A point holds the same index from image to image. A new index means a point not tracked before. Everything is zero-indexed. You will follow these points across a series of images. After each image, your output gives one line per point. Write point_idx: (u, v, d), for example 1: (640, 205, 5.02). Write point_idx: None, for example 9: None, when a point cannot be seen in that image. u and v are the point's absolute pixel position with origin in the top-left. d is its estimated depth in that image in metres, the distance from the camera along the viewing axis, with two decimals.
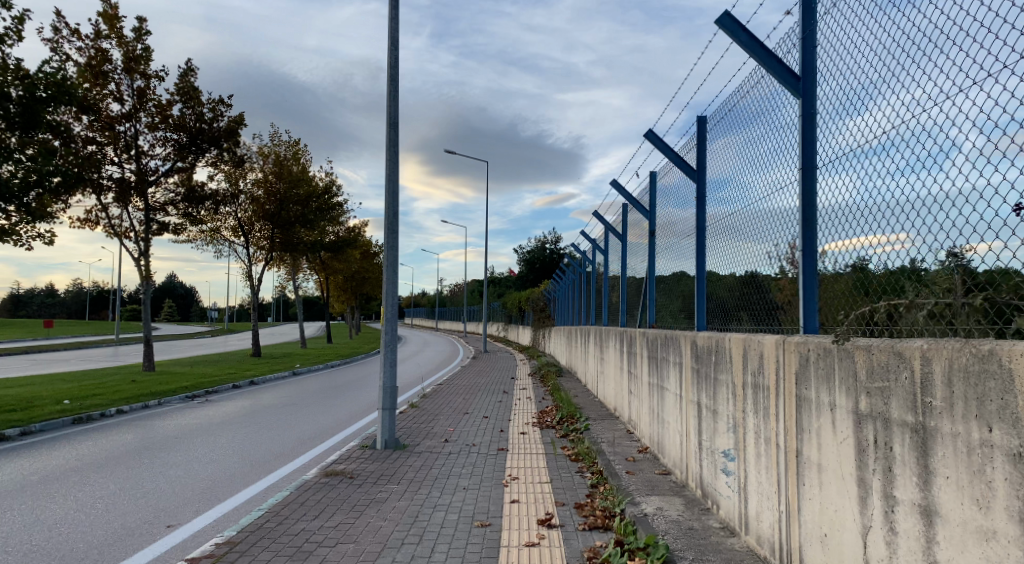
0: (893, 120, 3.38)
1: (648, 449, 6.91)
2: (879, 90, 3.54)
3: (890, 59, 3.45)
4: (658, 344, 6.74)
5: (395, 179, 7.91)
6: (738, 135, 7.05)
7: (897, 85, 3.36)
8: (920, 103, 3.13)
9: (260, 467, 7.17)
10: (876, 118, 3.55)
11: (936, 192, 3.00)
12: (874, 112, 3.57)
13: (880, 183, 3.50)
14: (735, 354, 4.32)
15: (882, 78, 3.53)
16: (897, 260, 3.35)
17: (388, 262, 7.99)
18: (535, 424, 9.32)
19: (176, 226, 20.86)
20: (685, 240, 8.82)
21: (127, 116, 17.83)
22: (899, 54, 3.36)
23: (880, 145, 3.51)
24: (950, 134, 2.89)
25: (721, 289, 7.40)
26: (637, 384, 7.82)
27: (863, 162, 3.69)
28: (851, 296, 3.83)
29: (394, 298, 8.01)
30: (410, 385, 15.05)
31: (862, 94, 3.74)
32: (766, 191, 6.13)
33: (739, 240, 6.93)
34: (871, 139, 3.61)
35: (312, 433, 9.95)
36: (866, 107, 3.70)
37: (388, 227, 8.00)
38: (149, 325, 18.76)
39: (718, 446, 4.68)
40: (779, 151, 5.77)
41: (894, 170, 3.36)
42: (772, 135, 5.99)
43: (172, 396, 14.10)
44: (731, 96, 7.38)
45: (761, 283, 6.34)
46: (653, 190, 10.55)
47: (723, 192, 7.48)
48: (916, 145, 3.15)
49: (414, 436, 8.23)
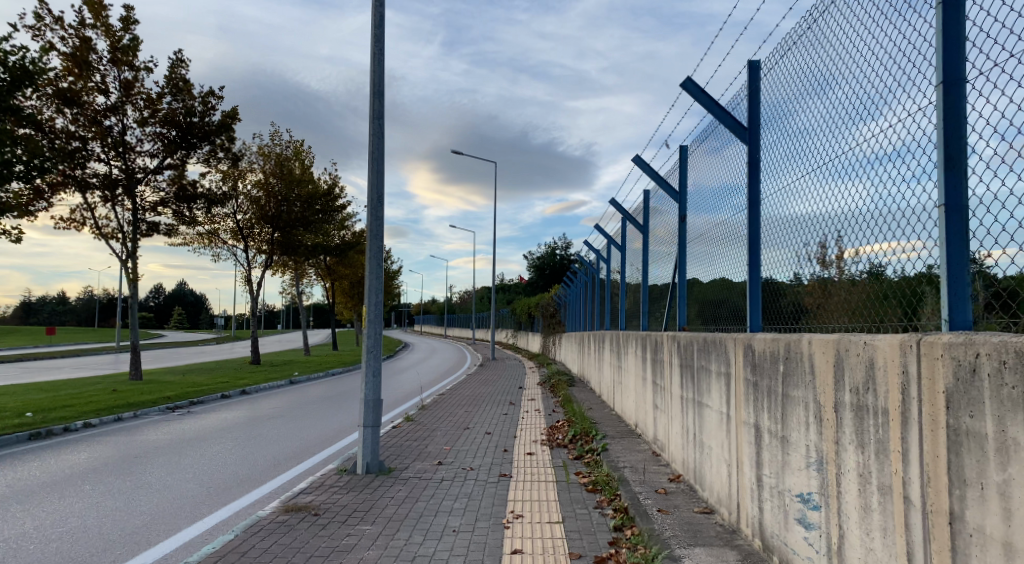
0: (913, 126, 3.19)
1: (681, 478, 5.70)
2: (905, 93, 3.31)
3: (910, 64, 3.27)
4: (690, 349, 5.62)
5: (378, 157, 6.76)
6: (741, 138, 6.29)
7: (920, 87, 3.17)
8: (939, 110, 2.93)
9: (217, 496, 6.04)
10: (898, 124, 3.36)
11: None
12: (896, 116, 3.40)
13: (901, 188, 3.34)
14: (818, 364, 3.15)
15: (909, 78, 3.27)
16: (918, 263, 3.16)
17: (370, 254, 6.78)
18: (544, 441, 8.12)
19: (167, 226, 19.96)
20: (708, 234, 7.64)
21: (113, 110, 17.06)
22: (924, 60, 3.15)
23: (904, 150, 3.29)
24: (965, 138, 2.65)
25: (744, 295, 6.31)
26: (665, 397, 6.64)
27: (891, 165, 3.47)
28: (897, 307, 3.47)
29: (378, 297, 6.81)
30: (407, 396, 13.88)
31: (888, 100, 3.52)
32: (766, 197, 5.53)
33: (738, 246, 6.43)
34: (890, 144, 3.50)
35: (291, 450, 8.80)
36: (888, 112, 3.52)
37: (371, 214, 6.82)
38: (136, 331, 17.71)
39: (788, 488, 3.47)
40: (776, 160, 5.32)
41: (915, 174, 3.16)
42: (766, 143, 5.54)
43: (152, 407, 12.99)
44: None
45: (774, 288, 5.34)
46: (667, 182, 9.35)
47: (736, 196, 6.53)
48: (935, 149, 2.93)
49: (403, 458, 7.04)
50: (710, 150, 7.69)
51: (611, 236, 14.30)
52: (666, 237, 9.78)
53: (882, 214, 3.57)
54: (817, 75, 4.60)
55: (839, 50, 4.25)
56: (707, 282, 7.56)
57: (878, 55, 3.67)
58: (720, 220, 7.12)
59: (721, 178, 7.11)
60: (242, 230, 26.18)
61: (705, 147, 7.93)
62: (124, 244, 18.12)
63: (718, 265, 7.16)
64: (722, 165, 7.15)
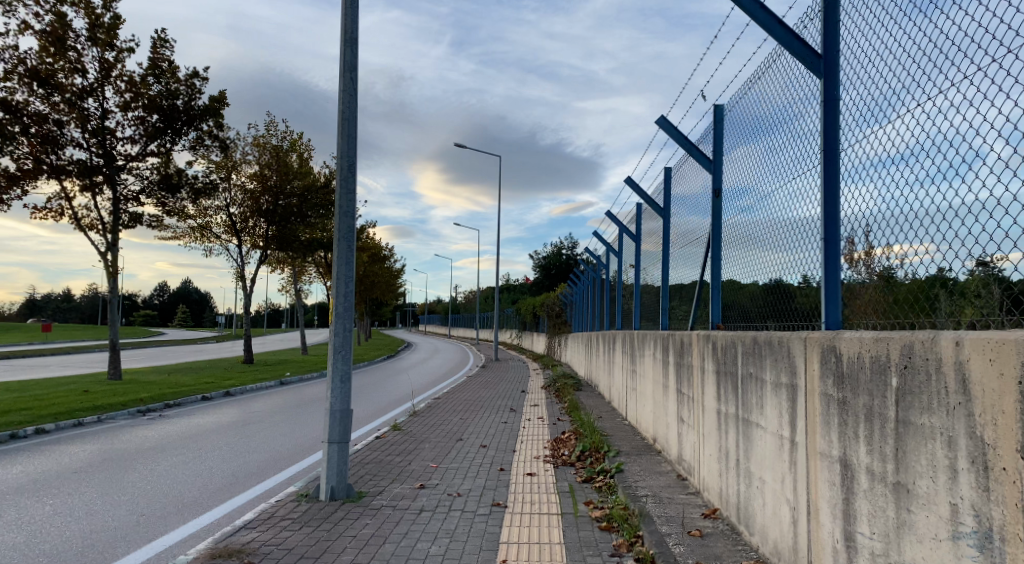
0: (913, 130, 3.00)
1: (717, 513, 4.56)
2: (901, 96, 3.14)
3: (908, 65, 3.08)
4: (730, 353, 4.49)
5: (348, 119, 5.73)
6: (762, 136, 6.01)
7: (919, 88, 2.98)
8: (942, 110, 2.77)
9: (144, 530, 4.87)
10: (894, 126, 3.19)
11: (965, 203, 2.62)
12: (893, 119, 3.20)
13: (897, 192, 3.16)
14: (979, 380, 1.97)
15: (907, 80, 3.08)
16: (921, 271, 2.98)
17: (339, 238, 5.62)
18: (548, 457, 7.00)
19: (151, 218, 19.04)
20: (732, 230, 6.70)
21: (90, 91, 16.41)
22: (925, 59, 2.95)
23: (900, 153, 3.12)
24: (975, 140, 2.56)
25: (786, 297, 5.28)
26: (693, 410, 5.49)
27: (884, 170, 3.28)
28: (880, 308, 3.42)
29: (348, 287, 5.62)
30: (399, 400, 12.71)
31: (881, 102, 3.34)
32: (780, 199, 5.37)
33: (758, 247, 5.92)
34: (881, 150, 3.33)
35: (258, 462, 7.64)
36: (883, 115, 3.32)
37: (341, 188, 5.65)
38: (115, 327, 16.64)
39: (909, 562, 2.31)
40: (789, 164, 5.19)
41: (913, 179, 2.99)
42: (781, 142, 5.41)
43: (121, 410, 11.84)
44: (760, 80, 6.19)
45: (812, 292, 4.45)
46: (697, 158, 8.10)
47: (753, 198, 6.12)
48: (941, 152, 2.76)
49: (378, 480, 5.92)
50: (742, 126, 6.57)
51: (624, 228, 13.15)
52: (689, 221, 8.55)
53: (875, 222, 3.37)
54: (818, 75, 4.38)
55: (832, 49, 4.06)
56: (739, 277, 6.44)
57: (871, 57, 3.47)
58: (742, 216, 6.42)
59: (742, 171, 6.49)
60: (237, 224, 25.15)
61: (737, 119, 6.79)
62: (103, 236, 17.12)
63: (745, 264, 6.30)
64: (755, 149, 6.15)
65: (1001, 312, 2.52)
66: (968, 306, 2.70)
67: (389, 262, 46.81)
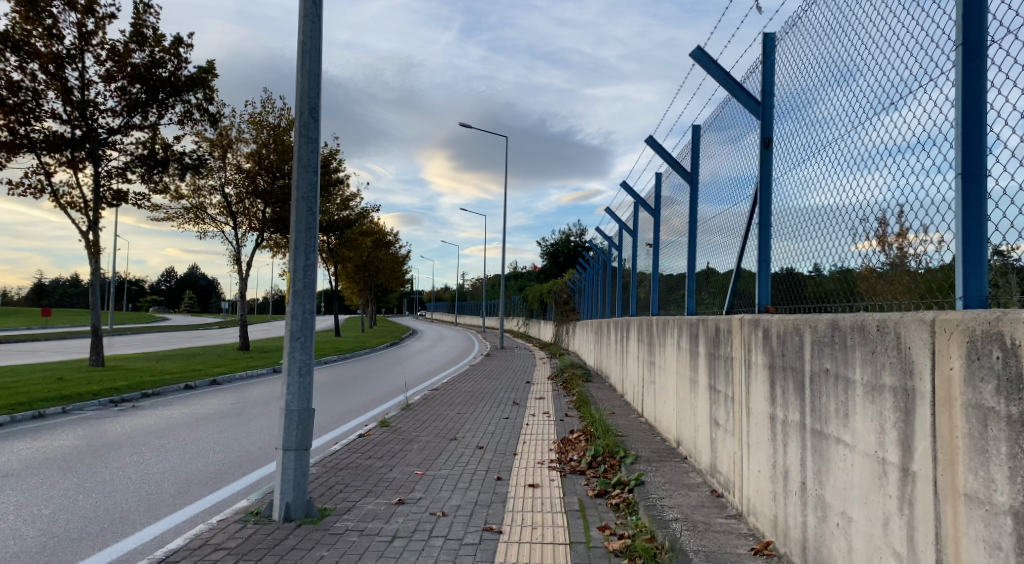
0: (936, 114, 2.83)
1: (770, 549, 3.52)
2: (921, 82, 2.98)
3: (928, 50, 2.95)
4: (791, 343, 3.46)
5: (308, 54, 4.69)
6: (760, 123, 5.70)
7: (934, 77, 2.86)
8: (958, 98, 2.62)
9: (46, 559, 3.86)
10: (914, 114, 3.02)
11: None
12: (912, 102, 3.03)
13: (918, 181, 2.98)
14: None
15: (919, 72, 3.00)
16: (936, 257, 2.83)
17: (297, 204, 4.59)
18: (554, 463, 5.98)
19: (138, 196, 18.14)
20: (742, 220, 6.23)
21: (69, 59, 15.50)
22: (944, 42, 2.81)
23: (919, 140, 2.98)
24: (993, 128, 2.42)
25: (799, 289, 4.53)
26: (733, 412, 4.46)
27: (901, 158, 3.14)
28: (897, 296, 3.25)
29: (310, 259, 4.59)
30: (393, 392, 11.73)
31: (898, 90, 3.18)
32: (774, 190, 5.13)
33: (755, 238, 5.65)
34: (898, 139, 3.18)
35: (221, 462, 6.65)
36: (901, 100, 3.16)
37: (300, 141, 4.62)
38: (97, 311, 15.70)
39: None
40: (784, 149, 4.90)
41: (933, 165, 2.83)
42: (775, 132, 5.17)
43: (90, 401, 10.87)
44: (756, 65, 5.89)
45: (856, 281, 3.73)
46: (732, 121, 6.92)
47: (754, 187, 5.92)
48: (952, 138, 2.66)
49: (345, 494, 4.92)
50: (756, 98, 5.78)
51: (637, 207, 12.04)
52: (716, 194, 7.39)
53: (904, 204, 3.13)
54: (826, 65, 4.22)
55: (850, 38, 3.87)
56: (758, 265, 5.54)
57: (888, 46, 3.33)
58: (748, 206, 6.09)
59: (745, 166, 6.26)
60: (232, 206, 24.16)
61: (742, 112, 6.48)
62: (85, 214, 16.22)
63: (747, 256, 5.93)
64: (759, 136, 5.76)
65: (1012, 297, 2.33)
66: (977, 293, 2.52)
67: (394, 248, 45.79)
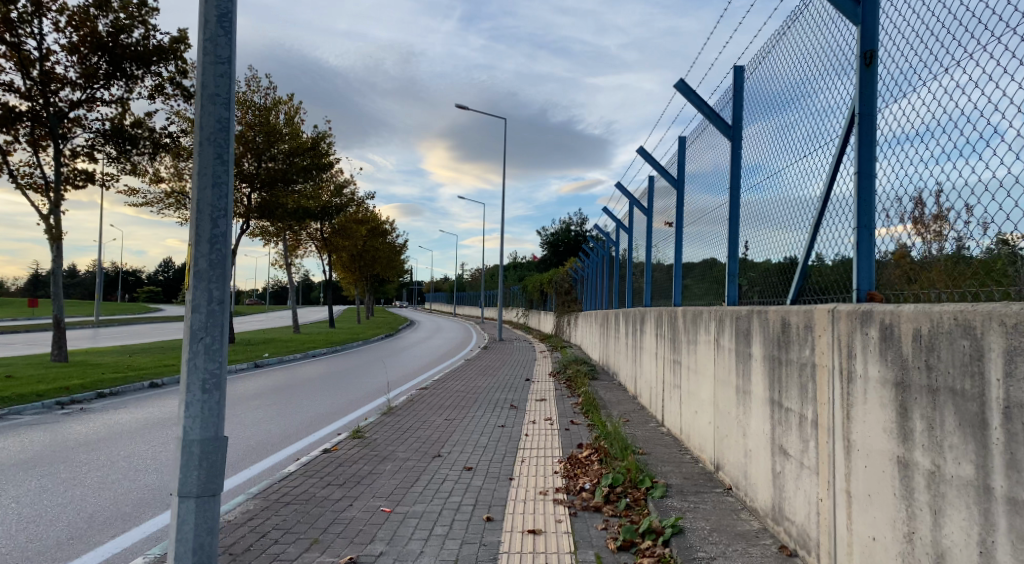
0: (945, 100, 2.64)
1: None
2: (918, 71, 2.87)
3: (926, 40, 2.82)
4: (953, 351, 2.12)
5: None
6: (766, 106, 5.27)
7: (936, 64, 2.73)
8: (961, 86, 2.53)
9: None
10: (908, 105, 2.93)
11: (980, 180, 2.43)
12: (913, 93, 2.88)
13: (913, 173, 2.88)
14: None
15: (917, 60, 2.88)
16: (943, 249, 2.73)
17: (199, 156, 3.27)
18: (560, 496, 4.65)
19: (106, 176, 16.68)
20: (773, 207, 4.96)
21: (23, 25, 14.08)
22: (951, 27, 2.66)
23: (917, 130, 2.85)
24: (993, 117, 2.35)
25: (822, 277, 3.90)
26: (820, 440, 3.12)
27: (898, 148, 3.01)
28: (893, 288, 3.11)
29: (219, 229, 3.26)
30: (375, 393, 10.40)
31: (900, 77, 3.04)
32: (779, 177, 4.85)
33: (767, 227, 5.04)
34: (895, 130, 3.06)
35: (145, 488, 5.35)
36: (910, 87, 2.93)
37: (201, 63, 3.30)
38: (58, 301, 14.36)
39: None
40: (790, 139, 4.63)
41: (928, 157, 2.75)
42: (781, 120, 4.89)
43: (32, 403, 9.59)
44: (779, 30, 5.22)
45: (975, 254, 2.55)
46: (761, 89, 5.49)
47: (755, 176, 5.49)
48: (953, 128, 2.56)
49: (279, 550, 3.61)
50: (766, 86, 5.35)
51: (650, 183, 10.64)
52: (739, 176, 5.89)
53: (898, 195, 3.02)
54: (825, 56, 4.04)
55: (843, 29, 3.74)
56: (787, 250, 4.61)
57: (886, 35, 3.21)
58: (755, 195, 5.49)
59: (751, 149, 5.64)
60: None
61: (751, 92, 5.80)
62: (46, 196, 14.86)
63: (760, 244, 5.25)
64: (764, 122, 5.33)
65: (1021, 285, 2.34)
66: (1003, 284, 2.43)
67: (390, 236, 44.38)
